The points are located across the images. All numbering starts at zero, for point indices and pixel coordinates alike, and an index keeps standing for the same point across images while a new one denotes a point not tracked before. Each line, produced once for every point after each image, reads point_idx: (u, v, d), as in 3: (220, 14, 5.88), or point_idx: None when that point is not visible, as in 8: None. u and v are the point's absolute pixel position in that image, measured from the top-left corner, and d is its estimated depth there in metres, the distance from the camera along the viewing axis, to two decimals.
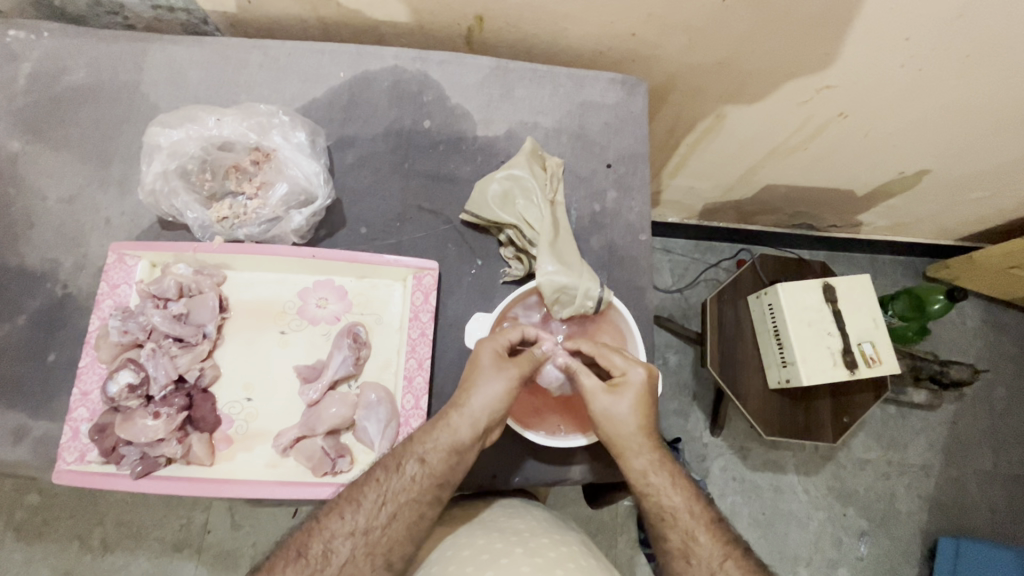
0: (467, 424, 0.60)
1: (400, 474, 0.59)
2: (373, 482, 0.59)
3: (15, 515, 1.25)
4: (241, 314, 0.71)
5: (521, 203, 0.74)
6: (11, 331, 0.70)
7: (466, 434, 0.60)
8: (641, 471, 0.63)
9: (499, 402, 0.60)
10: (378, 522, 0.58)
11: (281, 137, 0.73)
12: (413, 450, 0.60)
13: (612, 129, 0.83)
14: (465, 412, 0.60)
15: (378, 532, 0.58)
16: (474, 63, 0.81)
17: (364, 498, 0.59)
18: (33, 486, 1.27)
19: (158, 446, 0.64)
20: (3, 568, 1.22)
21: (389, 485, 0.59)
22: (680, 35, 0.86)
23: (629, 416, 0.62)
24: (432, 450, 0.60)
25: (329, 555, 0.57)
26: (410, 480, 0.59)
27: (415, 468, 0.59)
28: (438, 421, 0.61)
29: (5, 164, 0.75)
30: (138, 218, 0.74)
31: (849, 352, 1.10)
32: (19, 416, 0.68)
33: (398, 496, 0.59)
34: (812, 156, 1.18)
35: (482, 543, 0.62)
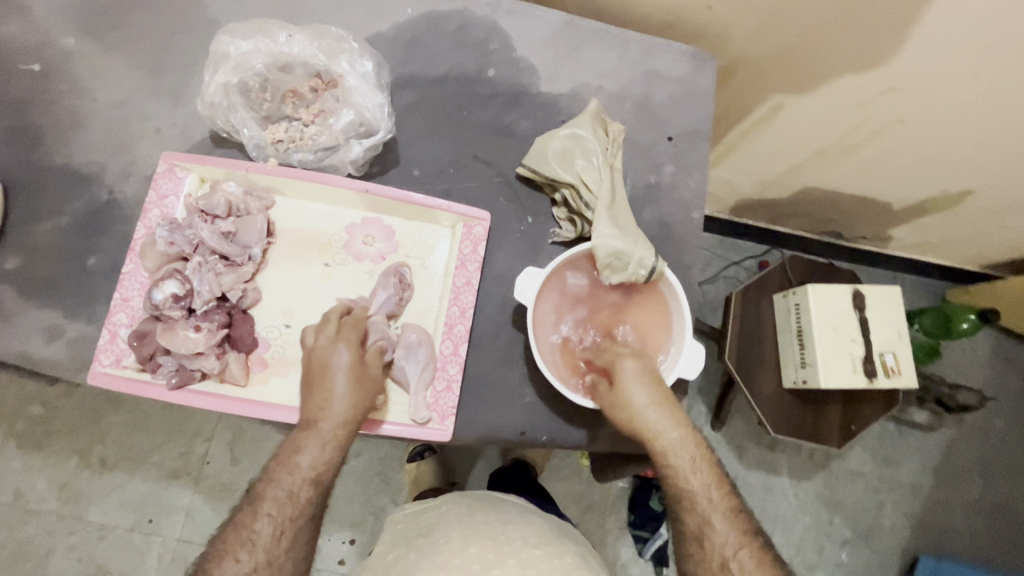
0: (338, 427, 0.61)
1: (293, 499, 0.59)
2: (264, 515, 0.58)
3: (19, 423, 1.29)
4: (287, 242, 0.71)
5: (580, 162, 0.72)
6: (52, 231, 0.69)
7: (339, 439, 0.61)
8: (662, 452, 0.64)
9: (359, 401, 0.61)
10: (281, 549, 0.58)
11: (348, 64, 0.71)
12: (301, 477, 0.59)
13: (675, 102, 0.81)
14: (332, 415, 0.60)
15: (282, 557, 0.58)
16: (545, 17, 0.80)
17: (258, 527, 0.58)
18: (39, 398, 1.30)
19: (196, 359, 0.63)
20: (2, 474, 1.26)
21: (282, 513, 0.58)
22: (754, 15, 0.84)
23: (635, 397, 0.63)
24: (318, 468, 0.60)
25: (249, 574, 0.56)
26: (303, 503, 0.59)
27: (307, 491, 0.60)
28: (300, 428, 0.61)
29: (56, 59, 0.73)
30: (189, 131, 0.72)
31: (869, 360, 1.11)
32: (55, 314, 0.67)
33: (290, 520, 0.59)
34: (861, 161, 1.16)
35: (475, 553, 0.66)
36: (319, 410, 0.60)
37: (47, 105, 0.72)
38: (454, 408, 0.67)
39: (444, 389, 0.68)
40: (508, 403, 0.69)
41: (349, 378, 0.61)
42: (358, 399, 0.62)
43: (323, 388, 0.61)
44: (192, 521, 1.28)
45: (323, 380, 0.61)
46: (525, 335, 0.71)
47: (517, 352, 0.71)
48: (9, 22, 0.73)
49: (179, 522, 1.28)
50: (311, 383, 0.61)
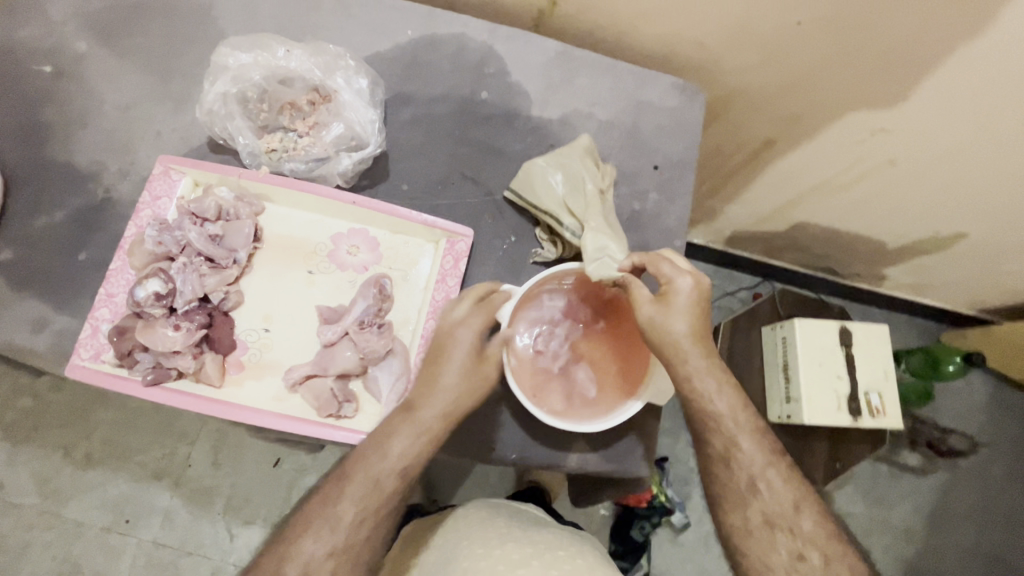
0: (436, 415, 0.60)
1: (377, 487, 0.57)
2: (348, 496, 0.57)
3: (8, 415, 1.31)
4: (273, 248, 0.72)
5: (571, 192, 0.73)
6: (49, 225, 0.71)
7: (418, 461, 0.59)
8: (686, 375, 0.62)
9: (463, 391, 0.60)
10: (360, 536, 0.56)
11: (344, 80, 0.73)
12: (388, 464, 0.58)
13: (664, 132, 0.83)
14: (436, 399, 0.60)
15: (360, 544, 0.56)
16: (541, 45, 0.82)
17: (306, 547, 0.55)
18: (29, 391, 1.32)
19: (172, 358, 0.64)
20: None
21: (365, 498, 0.57)
22: (744, 54, 0.87)
23: (678, 323, 0.62)
24: (392, 487, 0.58)
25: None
26: (387, 494, 0.57)
27: (392, 482, 0.58)
28: (383, 441, 0.59)
29: (68, 62, 0.76)
30: (188, 136, 0.75)
31: (855, 398, 1.10)
32: (42, 306, 0.68)
33: (347, 542, 0.56)
34: (854, 199, 1.17)
35: (500, 554, 0.66)
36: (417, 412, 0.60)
37: (56, 104, 0.75)
38: None
39: None
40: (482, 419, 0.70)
41: (459, 370, 0.60)
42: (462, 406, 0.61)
43: (437, 385, 0.60)
44: (169, 524, 1.28)
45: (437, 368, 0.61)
46: None
47: None
48: (29, 26, 0.77)
49: (156, 524, 1.28)
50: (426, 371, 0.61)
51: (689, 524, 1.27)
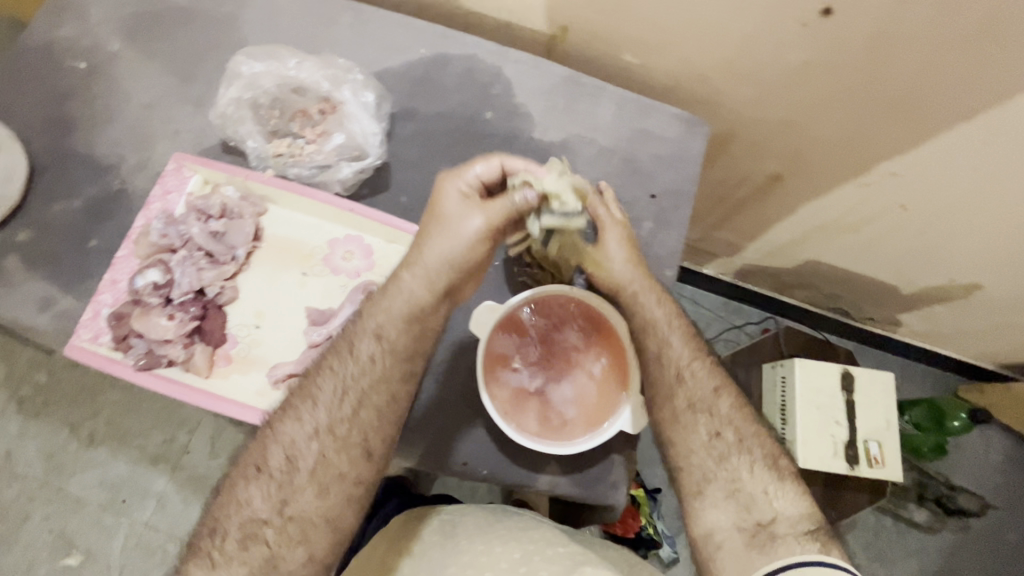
0: (420, 282, 0.63)
1: (356, 356, 0.63)
2: (329, 371, 0.63)
3: (23, 389, 1.39)
4: (271, 248, 0.75)
5: (553, 204, 0.62)
6: (64, 211, 0.75)
7: (357, 400, 0.62)
8: (639, 303, 0.69)
9: (460, 253, 0.63)
10: (342, 413, 0.62)
11: (350, 93, 0.77)
12: (363, 332, 0.64)
13: (664, 161, 0.83)
14: (418, 268, 0.63)
15: (340, 425, 0.62)
16: (548, 70, 0.85)
17: (251, 498, 0.60)
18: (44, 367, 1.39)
19: (164, 346, 0.67)
20: None
21: (345, 372, 0.63)
22: (748, 90, 0.87)
23: (616, 256, 0.70)
24: (333, 429, 0.61)
25: (249, 542, 0.59)
26: (367, 360, 0.63)
27: (370, 346, 0.63)
28: (321, 380, 0.63)
29: (99, 60, 0.81)
30: (203, 136, 0.79)
31: (853, 445, 1.07)
32: (50, 287, 0.72)
33: (297, 489, 0.60)
34: (862, 240, 1.15)
35: (500, 552, 0.69)
36: (420, 261, 0.64)
37: (83, 99, 0.80)
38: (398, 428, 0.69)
39: None
40: (458, 432, 0.70)
41: (459, 208, 0.63)
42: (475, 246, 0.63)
43: (449, 229, 0.63)
44: (162, 509, 1.33)
45: (441, 209, 0.64)
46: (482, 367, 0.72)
47: (472, 384, 0.72)
48: (66, 25, 0.82)
49: (150, 507, 1.33)
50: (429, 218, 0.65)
51: (678, 560, 1.24)
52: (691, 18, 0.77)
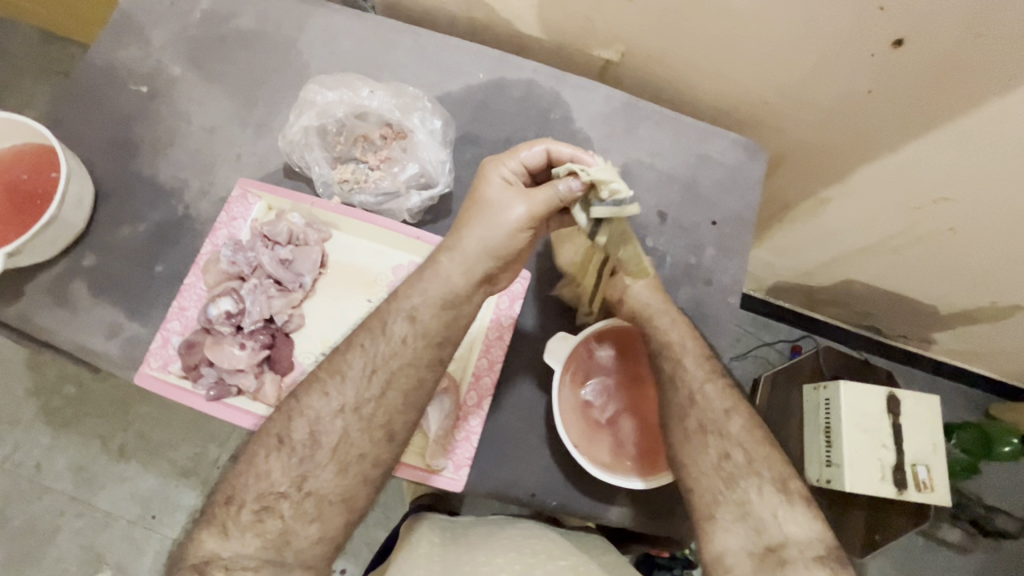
0: (460, 268, 0.61)
1: (389, 336, 0.61)
2: (360, 349, 0.62)
3: (55, 400, 1.39)
4: (337, 274, 0.74)
5: (603, 191, 0.58)
6: (130, 236, 0.75)
7: (384, 379, 0.61)
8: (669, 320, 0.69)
9: (501, 242, 0.61)
10: (370, 390, 0.60)
11: (419, 121, 0.76)
12: (398, 313, 0.62)
13: (723, 187, 0.83)
14: (457, 255, 0.61)
15: (367, 402, 0.60)
16: (607, 94, 0.84)
17: (269, 470, 0.59)
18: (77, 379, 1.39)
19: (235, 375, 0.67)
20: (30, 447, 1.36)
21: (378, 351, 0.61)
22: (805, 113, 0.87)
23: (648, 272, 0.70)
24: (358, 407, 0.60)
25: (264, 514, 0.58)
26: (400, 341, 0.61)
27: (404, 328, 0.61)
28: (349, 356, 0.62)
29: (162, 83, 0.82)
30: (265, 161, 0.79)
31: (900, 470, 1.06)
32: (116, 313, 0.72)
33: (319, 465, 0.59)
34: (905, 262, 1.15)
35: (502, 563, 0.65)
36: (460, 246, 0.62)
37: (146, 122, 0.80)
38: (470, 459, 0.68)
39: (463, 440, 0.69)
40: (525, 462, 0.70)
41: (504, 192, 0.62)
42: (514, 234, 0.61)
43: (493, 215, 0.61)
44: None
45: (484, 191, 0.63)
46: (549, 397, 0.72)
47: (539, 413, 0.71)
48: (129, 47, 0.83)
49: (180, 522, 1.32)
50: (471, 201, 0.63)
51: None
52: (757, 43, 0.77)
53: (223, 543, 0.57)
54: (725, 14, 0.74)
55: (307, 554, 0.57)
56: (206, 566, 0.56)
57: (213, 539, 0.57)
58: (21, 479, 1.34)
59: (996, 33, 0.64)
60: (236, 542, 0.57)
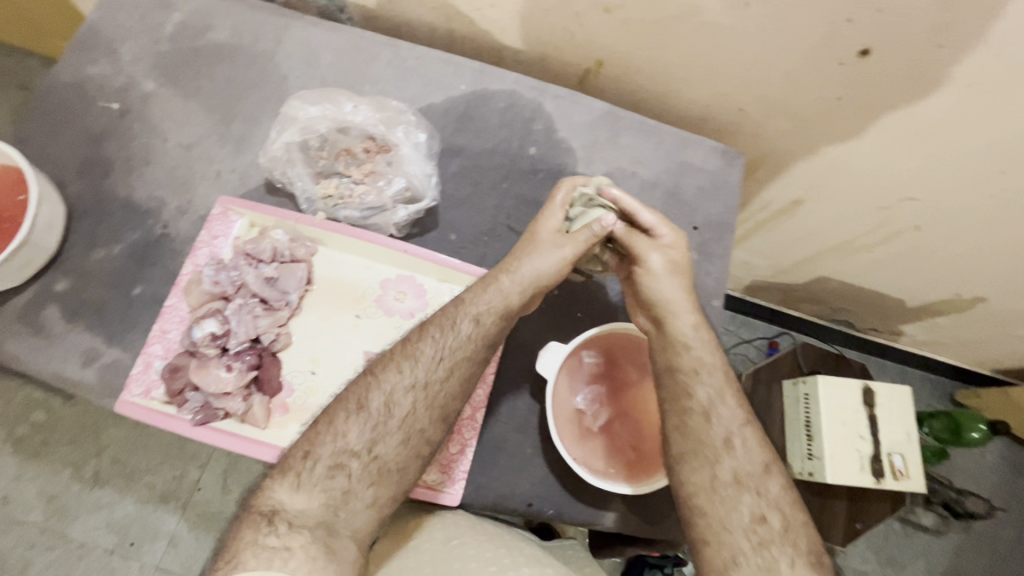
0: (516, 287, 0.66)
1: (456, 331, 0.65)
2: (431, 338, 0.65)
3: (21, 429, 1.33)
4: (323, 291, 0.74)
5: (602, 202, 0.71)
6: (104, 258, 0.72)
7: (457, 366, 0.64)
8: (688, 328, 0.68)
9: (552, 271, 0.67)
10: (440, 373, 0.63)
11: (403, 135, 0.79)
12: (465, 312, 0.66)
13: (703, 193, 0.85)
14: (515, 275, 0.67)
15: (438, 384, 0.64)
16: (588, 104, 0.86)
17: (347, 429, 0.61)
18: (45, 405, 1.33)
19: (222, 399, 0.66)
20: None
21: (446, 340, 0.64)
22: (777, 120, 0.89)
23: (669, 279, 0.68)
24: (431, 387, 0.63)
25: (336, 472, 0.59)
26: (466, 339, 0.65)
27: (469, 327, 0.65)
28: (421, 343, 0.65)
29: (134, 100, 0.79)
30: (246, 177, 0.77)
31: (878, 460, 1.10)
32: (94, 338, 0.69)
33: (387, 432, 0.61)
34: (875, 259, 1.19)
35: (490, 557, 0.59)
36: (516, 271, 0.67)
37: (119, 140, 0.77)
38: (466, 472, 0.69)
39: (457, 453, 0.69)
40: (519, 471, 0.70)
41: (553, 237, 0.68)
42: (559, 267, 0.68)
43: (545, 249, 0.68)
44: (174, 549, 1.28)
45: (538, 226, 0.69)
46: (541, 406, 0.73)
47: (532, 422, 0.72)
48: (98, 63, 0.80)
49: (160, 548, 1.28)
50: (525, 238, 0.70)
51: None
52: (731, 53, 0.79)
53: (292, 496, 0.58)
54: (701, 24, 0.76)
55: (356, 524, 0.58)
56: (270, 515, 0.56)
57: (282, 489, 0.58)
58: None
59: (956, 41, 0.67)
60: (305, 493, 0.58)
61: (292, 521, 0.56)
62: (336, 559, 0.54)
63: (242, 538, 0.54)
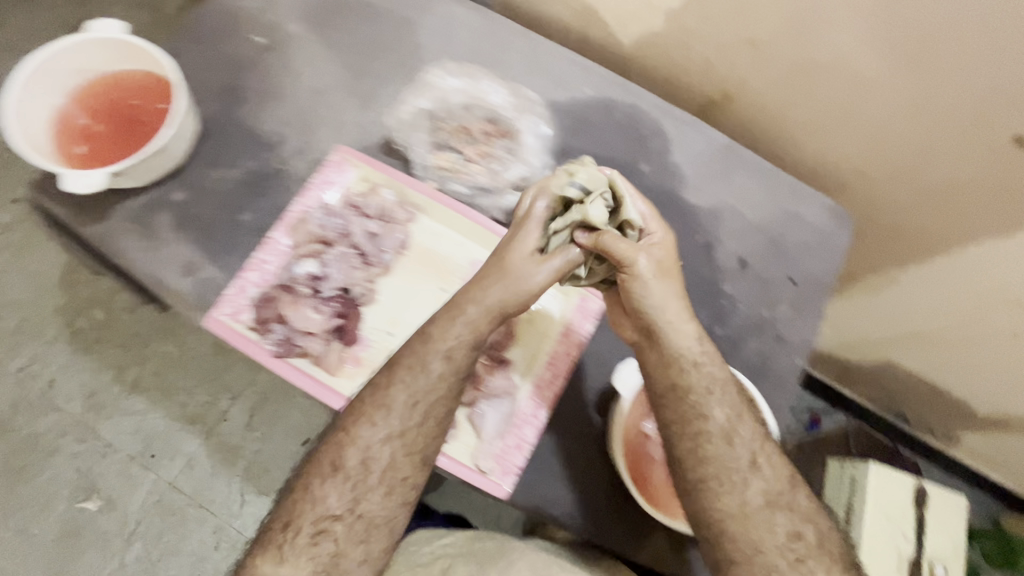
0: (483, 316, 0.64)
1: (427, 371, 0.63)
2: (399, 382, 0.63)
3: (80, 322, 1.39)
4: (415, 257, 0.74)
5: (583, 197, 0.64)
6: (221, 180, 0.75)
7: (432, 408, 0.63)
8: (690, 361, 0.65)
9: (522, 299, 0.64)
10: (413, 418, 0.62)
11: (528, 128, 0.80)
12: (435, 348, 0.63)
13: (807, 248, 0.83)
14: (481, 302, 0.64)
15: (411, 429, 0.62)
16: (708, 135, 0.85)
17: (326, 495, 0.61)
18: (106, 305, 1.39)
19: (305, 337, 0.68)
20: (47, 363, 1.36)
21: (417, 384, 0.63)
22: (895, 194, 0.86)
23: (660, 284, 0.65)
24: (408, 434, 0.62)
25: (320, 536, 0.61)
26: (438, 377, 0.63)
27: (441, 365, 0.63)
28: (392, 388, 0.63)
29: (279, 38, 0.82)
30: (367, 133, 0.79)
31: (918, 565, 1.03)
32: (196, 253, 0.72)
33: (367, 488, 0.62)
34: (955, 361, 1.08)
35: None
36: (480, 305, 0.64)
37: (258, 73, 0.80)
38: (520, 468, 0.66)
39: (514, 447, 0.67)
40: (563, 484, 0.68)
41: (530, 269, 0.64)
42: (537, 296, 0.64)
43: (514, 281, 0.63)
44: (189, 470, 1.31)
45: (512, 258, 0.64)
46: (603, 421, 0.70)
47: (590, 436, 0.71)
48: None
49: (177, 466, 1.32)
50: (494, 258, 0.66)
51: None
52: (861, 109, 0.78)
53: (279, 567, 0.60)
54: (849, 77, 0.75)
55: None
56: None
57: (268, 564, 0.60)
58: (32, 392, 1.34)
59: None
60: (291, 565, 0.59)
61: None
62: None
63: None
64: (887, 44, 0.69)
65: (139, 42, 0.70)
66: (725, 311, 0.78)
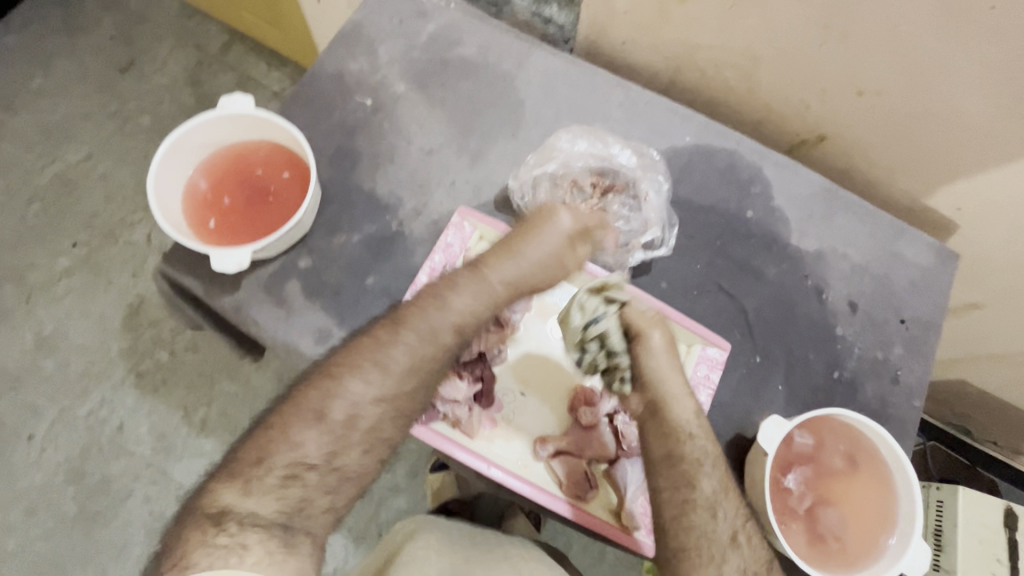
0: (513, 272, 0.70)
1: (432, 336, 0.66)
2: (408, 339, 0.65)
3: (144, 363, 1.35)
4: (541, 314, 0.77)
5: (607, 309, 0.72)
6: (345, 245, 0.76)
7: (424, 373, 0.66)
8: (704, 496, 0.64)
9: (547, 257, 0.72)
10: (409, 380, 0.65)
11: (647, 185, 0.82)
12: (446, 314, 0.67)
13: (914, 288, 0.82)
14: (513, 259, 0.71)
15: (401, 396, 0.64)
16: (808, 177, 0.84)
17: (303, 441, 0.60)
18: (169, 345, 1.36)
19: (451, 404, 0.70)
20: (115, 406, 1.32)
21: (421, 345, 0.65)
22: (1005, 250, 0.81)
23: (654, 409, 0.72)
24: (393, 398, 0.64)
25: (290, 481, 0.59)
26: (439, 343, 0.66)
27: (446, 332, 0.66)
28: (394, 347, 0.65)
29: (386, 99, 0.84)
30: (480, 191, 0.81)
31: None
32: (327, 319, 0.73)
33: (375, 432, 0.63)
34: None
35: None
36: (501, 262, 0.70)
37: (369, 135, 0.82)
38: None
39: None
40: None
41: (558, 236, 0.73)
42: (558, 265, 0.73)
43: (543, 234, 0.72)
44: None
45: (523, 245, 0.71)
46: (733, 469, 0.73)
47: None
48: (358, 60, 0.85)
49: None
50: (501, 247, 0.71)
51: None
52: (951, 160, 0.75)
53: (242, 499, 0.57)
54: (960, 127, 0.70)
55: (315, 526, 0.59)
56: (218, 517, 0.56)
57: (231, 494, 0.57)
58: (101, 437, 1.30)
59: None
60: (255, 500, 0.57)
61: (244, 521, 0.56)
62: (292, 553, 0.56)
63: (189, 538, 0.54)
64: (1000, 94, 0.65)
65: (265, 115, 0.71)
66: (840, 354, 0.80)
